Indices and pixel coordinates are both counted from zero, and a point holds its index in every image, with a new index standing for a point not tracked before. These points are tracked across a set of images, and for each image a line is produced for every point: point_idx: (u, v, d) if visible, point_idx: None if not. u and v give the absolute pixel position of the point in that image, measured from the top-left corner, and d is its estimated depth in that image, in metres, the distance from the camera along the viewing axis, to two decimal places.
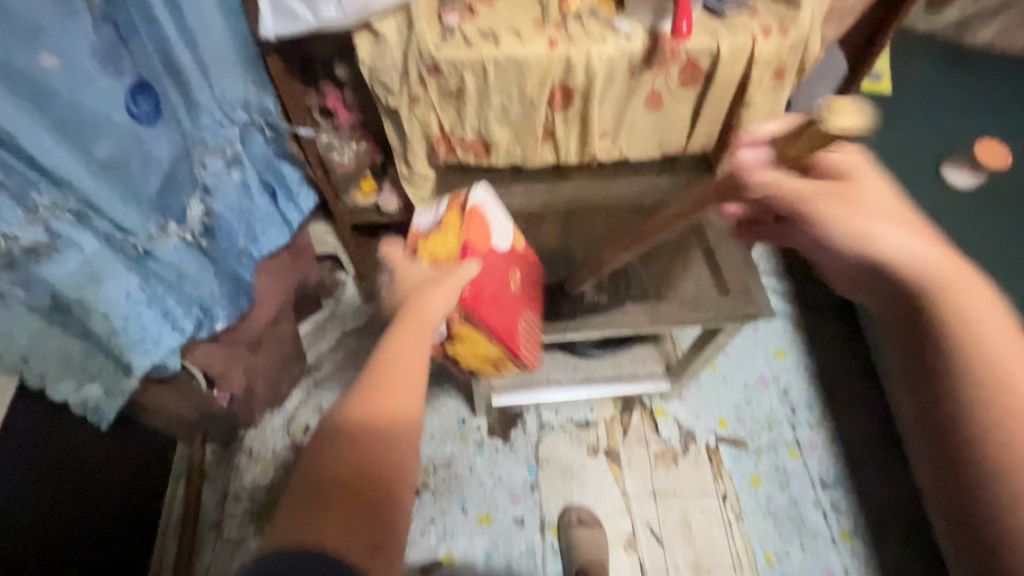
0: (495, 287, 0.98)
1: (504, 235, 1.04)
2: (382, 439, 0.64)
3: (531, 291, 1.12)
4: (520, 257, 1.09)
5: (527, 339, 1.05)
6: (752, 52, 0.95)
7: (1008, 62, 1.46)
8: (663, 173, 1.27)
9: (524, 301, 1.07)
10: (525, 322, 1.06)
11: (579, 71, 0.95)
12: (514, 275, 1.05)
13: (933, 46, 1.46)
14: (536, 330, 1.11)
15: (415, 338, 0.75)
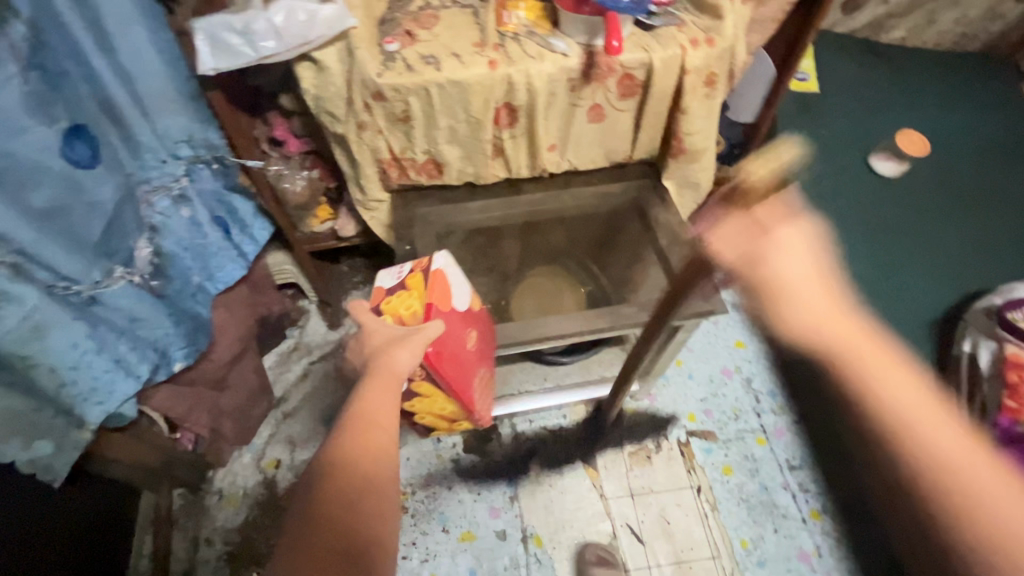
0: (453, 348, 0.99)
1: (462, 296, 1.04)
2: (360, 489, 0.69)
3: (487, 347, 1.11)
4: (477, 315, 1.10)
5: (477, 396, 1.09)
6: (682, 63, 1.00)
7: (921, 57, 1.57)
8: (614, 180, 1.29)
9: (479, 360, 1.08)
10: (479, 379, 1.08)
11: (521, 89, 0.98)
12: (474, 334, 1.06)
13: (854, 46, 1.56)
14: (487, 384, 1.15)
15: (386, 385, 0.79)
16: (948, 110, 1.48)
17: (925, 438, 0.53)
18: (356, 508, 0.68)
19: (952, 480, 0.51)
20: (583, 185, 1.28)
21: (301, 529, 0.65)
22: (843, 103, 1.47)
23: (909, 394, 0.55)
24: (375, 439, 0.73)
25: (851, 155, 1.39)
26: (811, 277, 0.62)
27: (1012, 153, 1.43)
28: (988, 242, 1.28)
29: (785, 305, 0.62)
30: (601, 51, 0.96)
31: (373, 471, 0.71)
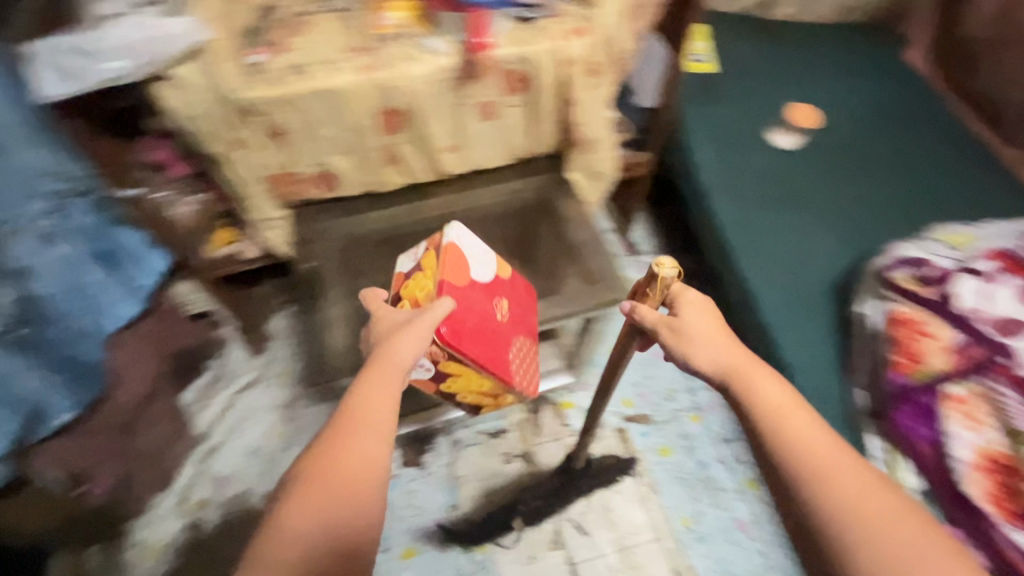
0: (477, 321, 0.99)
1: (484, 267, 1.04)
2: (343, 490, 0.64)
3: (525, 317, 1.11)
4: (506, 284, 1.08)
5: (518, 366, 1.07)
6: (562, 54, 0.99)
7: (812, 28, 1.63)
8: (523, 176, 1.28)
9: (515, 327, 1.07)
10: (517, 347, 1.07)
11: (399, 93, 0.95)
12: (500, 304, 1.05)
13: (747, 23, 1.60)
14: (531, 356, 1.13)
15: (385, 377, 0.74)
16: (838, 77, 1.54)
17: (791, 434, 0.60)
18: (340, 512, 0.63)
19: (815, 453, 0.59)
20: (487, 188, 1.26)
21: (281, 535, 0.60)
22: (742, 77, 1.50)
23: (785, 404, 0.63)
24: (364, 437, 0.68)
25: (752, 128, 1.43)
26: (713, 332, 0.72)
27: (900, 114, 1.49)
28: (882, 199, 1.33)
29: (696, 353, 0.71)
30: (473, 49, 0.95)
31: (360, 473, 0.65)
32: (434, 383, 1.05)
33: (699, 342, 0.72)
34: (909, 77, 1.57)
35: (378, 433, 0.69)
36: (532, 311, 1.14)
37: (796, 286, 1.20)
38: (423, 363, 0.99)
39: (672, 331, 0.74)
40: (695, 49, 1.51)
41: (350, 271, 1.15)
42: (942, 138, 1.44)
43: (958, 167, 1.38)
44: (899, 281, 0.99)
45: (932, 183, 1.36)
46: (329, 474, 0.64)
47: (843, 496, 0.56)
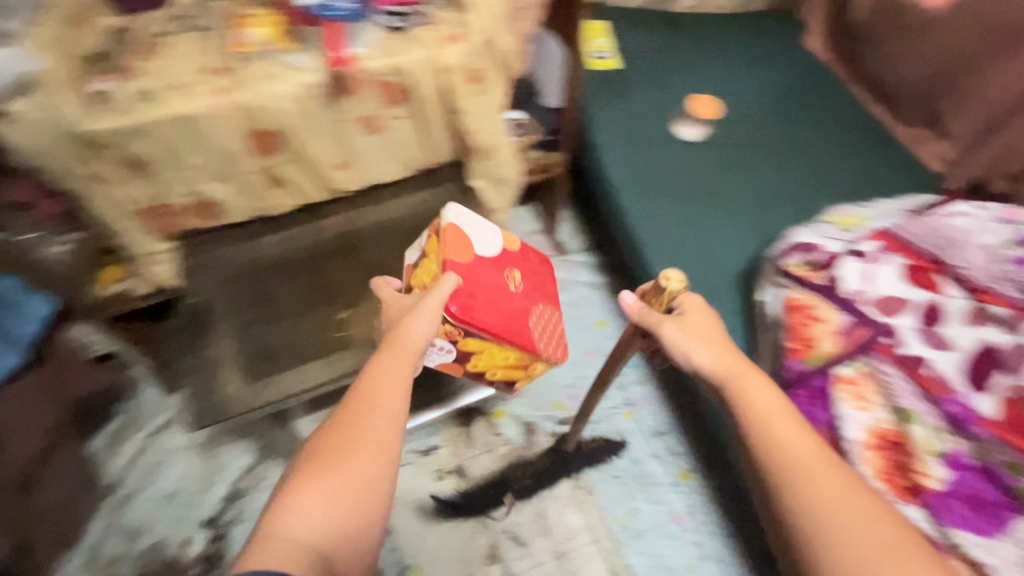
0: (487, 293, 1.04)
1: (490, 242, 1.10)
2: (351, 472, 0.65)
3: (542, 287, 1.15)
4: (515, 257, 1.13)
5: (540, 333, 1.10)
6: (437, 62, 0.96)
7: (714, 19, 1.65)
8: (424, 187, 1.26)
9: (529, 297, 1.11)
10: (537, 315, 1.11)
11: (265, 114, 0.90)
12: (512, 275, 1.10)
13: (650, 17, 1.61)
14: (555, 323, 1.15)
15: (395, 367, 0.77)
16: (740, 67, 1.57)
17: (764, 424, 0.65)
18: (348, 495, 0.63)
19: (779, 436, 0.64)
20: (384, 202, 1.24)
21: (303, 490, 0.62)
22: (646, 71, 1.50)
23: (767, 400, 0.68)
24: (372, 422, 0.70)
25: (656, 122, 1.44)
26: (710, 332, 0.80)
27: (797, 103, 1.54)
28: (781, 186, 1.37)
29: (697, 350, 0.77)
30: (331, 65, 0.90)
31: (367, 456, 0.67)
32: (460, 364, 1.09)
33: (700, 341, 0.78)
34: (807, 63, 1.62)
35: (385, 419, 0.71)
36: (550, 281, 1.18)
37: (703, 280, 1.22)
38: (443, 344, 1.05)
39: (680, 325, 0.81)
40: (597, 46, 1.51)
41: (242, 298, 1.15)
42: (836, 124, 1.51)
43: (850, 152, 1.45)
44: (790, 269, 0.98)
45: (827, 169, 1.42)
46: (339, 455, 0.66)
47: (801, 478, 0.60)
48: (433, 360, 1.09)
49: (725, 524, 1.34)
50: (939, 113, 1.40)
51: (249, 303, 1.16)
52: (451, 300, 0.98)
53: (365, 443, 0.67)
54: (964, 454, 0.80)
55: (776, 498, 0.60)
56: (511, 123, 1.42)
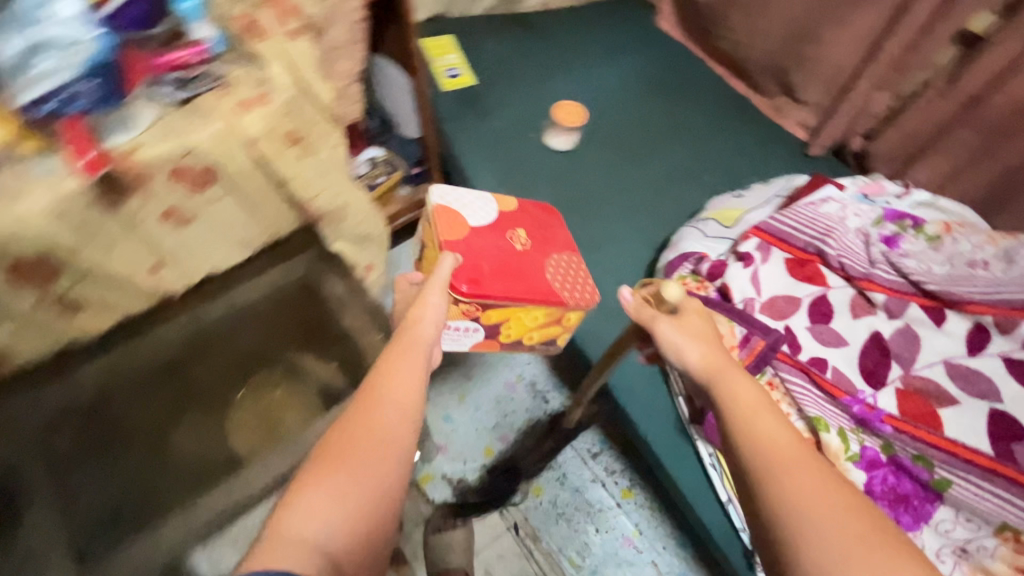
0: (496, 259, 1.00)
1: (482, 210, 1.06)
2: (366, 470, 0.55)
3: (553, 238, 1.09)
4: (514, 217, 1.08)
5: (561, 283, 1.03)
6: (240, 133, 0.80)
7: (563, 15, 1.59)
8: (274, 263, 1.07)
9: (541, 252, 1.06)
10: (555, 266, 1.05)
11: (18, 241, 0.70)
12: (517, 235, 1.05)
13: (499, 21, 1.50)
14: (578, 269, 1.07)
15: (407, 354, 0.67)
16: (600, 65, 1.52)
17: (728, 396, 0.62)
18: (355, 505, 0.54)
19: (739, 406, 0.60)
20: (229, 292, 1.04)
21: (305, 489, 0.53)
22: (504, 83, 1.41)
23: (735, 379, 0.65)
24: (385, 415, 0.60)
25: (525, 136, 1.37)
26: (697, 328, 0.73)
27: (662, 93, 1.51)
28: (659, 186, 1.36)
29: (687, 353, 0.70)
30: (83, 172, 0.70)
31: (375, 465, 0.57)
32: (492, 340, 1.05)
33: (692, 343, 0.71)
34: (663, 47, 1.60)
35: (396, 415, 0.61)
36: (560, 232, 1.12)
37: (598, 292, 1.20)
38: (470, 324, 1.01)
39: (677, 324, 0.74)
40: (449, 63, 1.38)
41: (70, 454, 0.93)
42: (702, 109, 1.50)
43: (719, 137, 1.46)
44: (677, 280, 0.94)
45: (699, 159, 1.41)
46: (347, 453, 0.56)
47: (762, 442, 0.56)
48: (465, 343, 1.06)
49: (675, 534, 1.32)
50: (793, 84, 1.41)
51: (87, 456, 0.95)
52: (458, 281, 0.93)
53: (377, 441, 0.58)
54: (873, 450, 0.77)
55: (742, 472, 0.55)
56: (366, 162, 1.29)
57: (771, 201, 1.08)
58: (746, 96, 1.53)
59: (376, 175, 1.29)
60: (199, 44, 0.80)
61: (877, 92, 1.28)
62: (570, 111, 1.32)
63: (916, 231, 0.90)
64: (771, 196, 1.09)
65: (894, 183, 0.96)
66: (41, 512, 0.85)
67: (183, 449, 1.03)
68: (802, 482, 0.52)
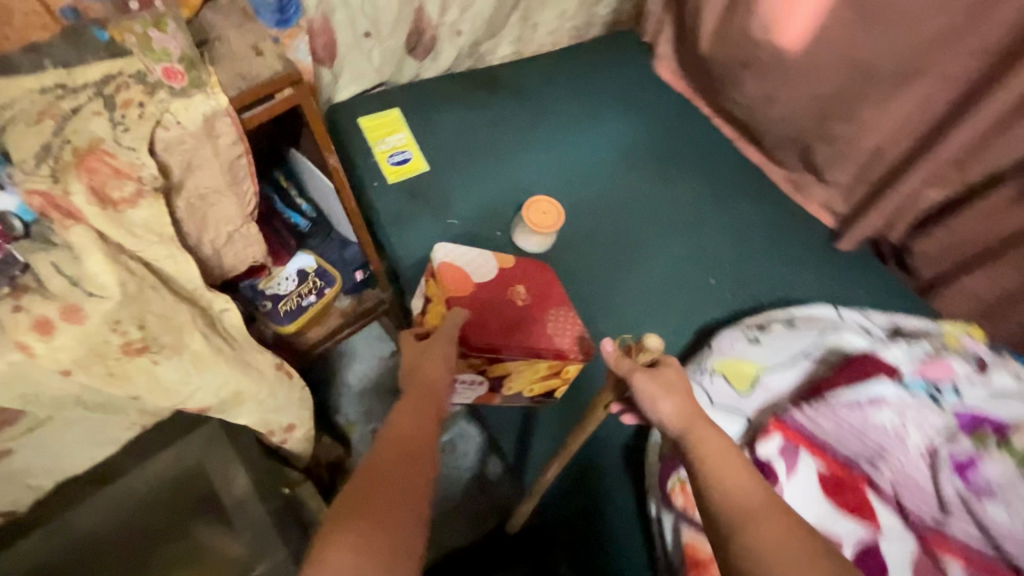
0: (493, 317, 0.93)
1: (484, 265, 0.98)
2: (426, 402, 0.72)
3: (550, 291, 0.98)
4: (513, 271, 0.99)
5: (555, 343, 0.92)
6: (46, 365, 0.55)
7: (541, 65, 1.31)
8: (163, 453, 0.81)
9: (539, 309, 0.96)
10: (551, 324, 0.95)
11: None
12: (517, 290, 0.97)
13: (462, 81, 1.23)
14: (576, 328, 0.96)
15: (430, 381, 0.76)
16: (584, 132, 1.25)
17: (702, 449, 0.61)
18: (387, 501, 0.59)
19: (703, 456, 0.60)
20: (94, 494, 0.78)
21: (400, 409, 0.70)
22: (465, 164, 1.16)
23: (693, 424, 0.64)
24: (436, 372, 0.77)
25: (491, 234, 1.11)
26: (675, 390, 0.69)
27: (661, 166, 1.25)
28: (654, 296, 1.11)
29: (661, 401, 0.66)
30: None
31: (414, 454, 0.65)
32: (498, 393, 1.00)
33: (662, 394, 0.67)
34: (663, 101, 1.33)
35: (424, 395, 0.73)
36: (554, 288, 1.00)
37: (575, 386, 1.06)
38: (473, 377, 0.97)
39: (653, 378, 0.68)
40: (394, 145, 1.11)
41: None
42: (709, 186, 1.24)
43: (728, 226, 1.19)
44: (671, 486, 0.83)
45: (703, 258, 1.16)
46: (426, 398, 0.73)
47: (725, 486, 0.57)
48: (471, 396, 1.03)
49: None
50: (818, 164, 1.15)
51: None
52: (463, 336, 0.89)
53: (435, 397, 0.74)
54: None
55: (708, 498, 0.57)
56: (293, 278, 1.06)
57: (796, 360, 0.84)
58: (762, 169, 1.26)
59: (304, 294, 1.06)
60: None
61: (930, 188, 1.02)
62: (545, 213, 1.06)
63: (1002, 444, 0.71)
64: (796, 352, 0.85)
65: (965, 364, 0.76)
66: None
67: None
68: (767, 525, 0.53)
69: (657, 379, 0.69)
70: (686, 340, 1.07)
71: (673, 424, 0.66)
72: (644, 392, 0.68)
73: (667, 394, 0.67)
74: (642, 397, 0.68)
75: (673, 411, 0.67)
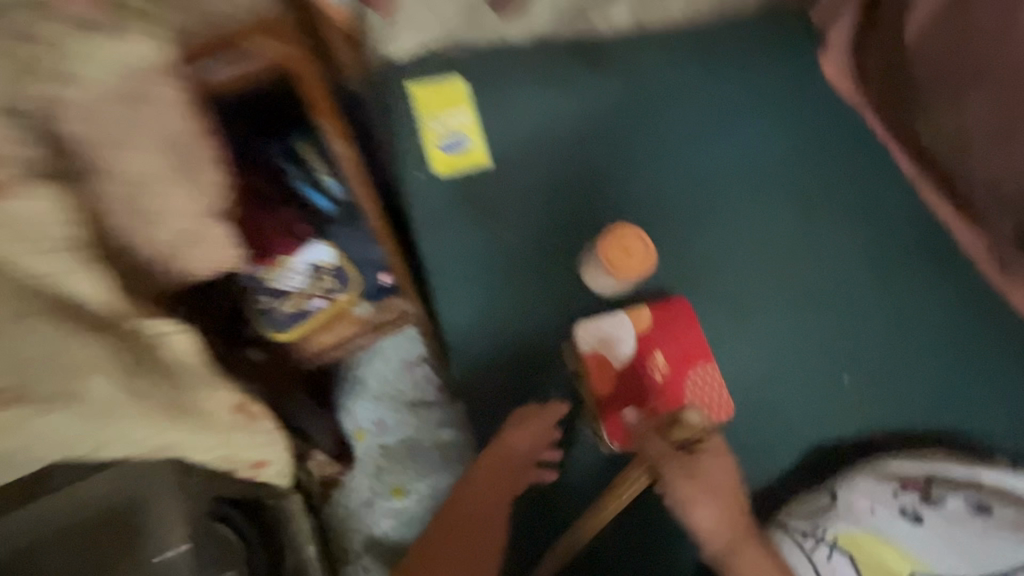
0: (625, 398, 0.78)
1: (617, 336, 0.79)
2: (509, 456, 0.71)
3: (689, 341, 0.79)
4: (658, 331, 0.79)
5: (695, 401, 0.77)
6: None
7: (670, 39, 0.98)
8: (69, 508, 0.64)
9: (679, 378, 0.78)
10: (692, 386, 0.78)
11: None
12: (655, 360, 0.79)
13: (558, 49, 0.93)
14: (713, 379, 0.79)
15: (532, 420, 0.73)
16: (705, 144, 0.93)
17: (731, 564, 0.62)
18: None
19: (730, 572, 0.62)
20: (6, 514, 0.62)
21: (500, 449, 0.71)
22: (537, 163, 0.89)
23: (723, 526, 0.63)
24: (536, 420, 0.73)
25: (551, 259, 0.85)
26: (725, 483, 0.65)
27: (802, 207, 0.91)
28: (759, 391, 0.80)
29: (701, 512, 0.63)
30: None
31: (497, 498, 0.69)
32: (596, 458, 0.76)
33: (700, 501, 0.63)
34: (826, 113, 0.97)
35: (497, 468, 0.70)
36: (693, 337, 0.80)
37: None
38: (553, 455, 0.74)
39: (684, 469, 0.64)
40: (450, 127, 0.86)
41: None
42: (866, 247, 0.89)
43: (885, 312, 0.85)
44: None
45: (837, 351, 0.83)
46: (512, 454, 0.71)
47: None
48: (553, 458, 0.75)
49: None
50: None
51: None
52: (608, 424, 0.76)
53: (524, 443, 0.72)
54: None
55: None
56: (302, 272, 0.85)
57: None
58: (947, 233, 0.89)
59: (309, 296, 0.86)
60: None
61: None
62: (627, 253, 0.79)
63: None
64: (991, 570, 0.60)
65: None
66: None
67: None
68: None
69: (696, 481, 0.64)
70: (787, 461, 0.78)
71: (718, 528, 0.63)
72: (676, 496, 0.64)
73: (706, 497, 0.64)
74: (676, 493, 0.64)
75: (695, 518, 0.64)
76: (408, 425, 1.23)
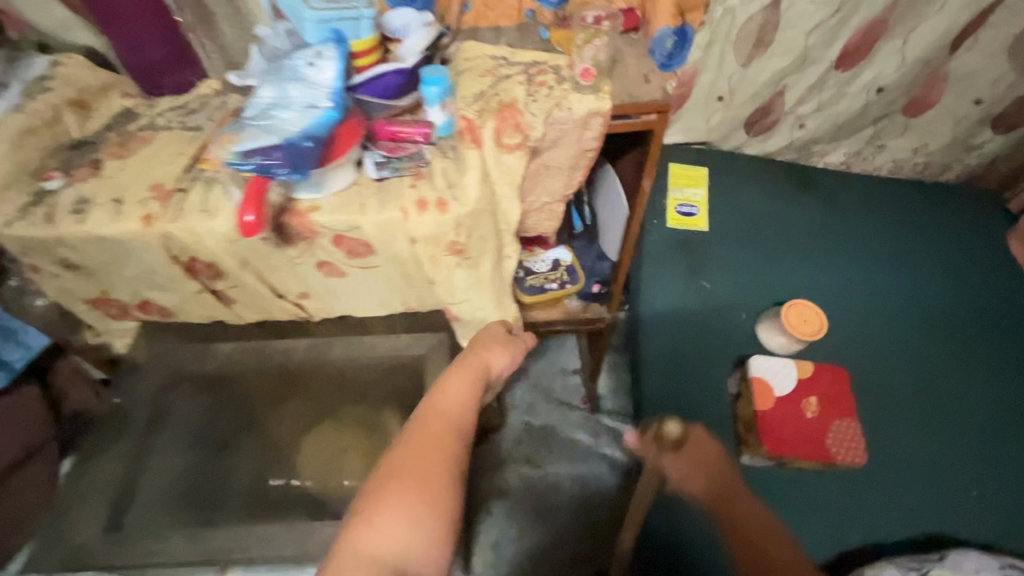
0: (780, 422, 0.93)
1: (781, 375, 0.98)
2: (474, 361, 0.73)
3: (839, 397, 0.96)
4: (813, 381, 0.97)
5: (837, 445, 0.92)
6: (407, 229, 0.76)
7: (868, 187, 1.24)
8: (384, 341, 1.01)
9: (827, 422, 0.94)
10: (835, 432, 0.94)
11: (198, 247, 0.77)
12: (810, 402, 0.95)
13: (776, 170, 1.24)
14: (854, 434, 0.94)
15: (509, 343, 0.79)
16: (882, 268, 1.14)
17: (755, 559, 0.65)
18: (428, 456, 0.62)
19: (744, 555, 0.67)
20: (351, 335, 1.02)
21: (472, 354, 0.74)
22: (741, 239, 1.17)
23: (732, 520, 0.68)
24: (511, 340, 0.79)
25: (733, 309, 1.10)
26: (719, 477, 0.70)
27: (968, 349, 1.06)
28: (888, 469, 0.95)
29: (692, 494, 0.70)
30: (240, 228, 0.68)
31: (453, 427, 0.65)
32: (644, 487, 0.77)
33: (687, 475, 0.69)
34: (995, 278, 1.14)
35: (463, 380, 0.71)
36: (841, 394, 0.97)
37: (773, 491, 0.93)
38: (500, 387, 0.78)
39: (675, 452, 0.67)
40: (687, 197, 1.19)
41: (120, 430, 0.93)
42: (1021, 400, 1.02)
43: (1023, 459, 0.98)
44: None
45: (968, 465, 0.95)
46: (478, 361, 0.74)
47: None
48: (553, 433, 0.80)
49: None
50: None
51: (173, 428, 0.97)
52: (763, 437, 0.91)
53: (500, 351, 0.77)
54: None
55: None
56: (549, 262, 1.16)
57: None
58: None
59: (551, 279, 1.15)
60: (426, 125, 0.79)
61: None
62: (804, 319, 1.01)
63: None
64: None
65: None
66: (107, 462, 0.89)
67: (235, 480, 0.96)
68: None
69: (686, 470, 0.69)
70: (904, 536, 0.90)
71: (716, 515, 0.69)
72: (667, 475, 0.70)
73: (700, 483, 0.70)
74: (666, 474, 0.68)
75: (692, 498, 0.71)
76: (551, 414, 1.46)
